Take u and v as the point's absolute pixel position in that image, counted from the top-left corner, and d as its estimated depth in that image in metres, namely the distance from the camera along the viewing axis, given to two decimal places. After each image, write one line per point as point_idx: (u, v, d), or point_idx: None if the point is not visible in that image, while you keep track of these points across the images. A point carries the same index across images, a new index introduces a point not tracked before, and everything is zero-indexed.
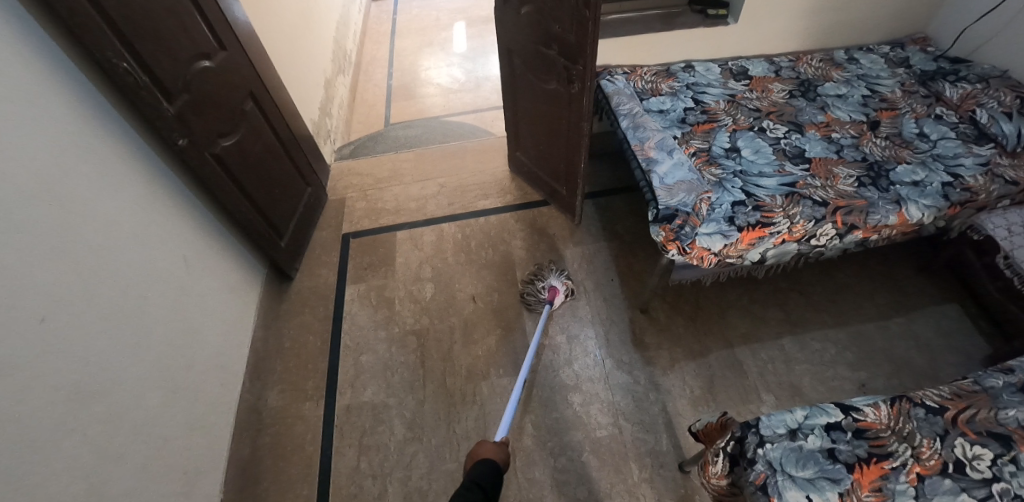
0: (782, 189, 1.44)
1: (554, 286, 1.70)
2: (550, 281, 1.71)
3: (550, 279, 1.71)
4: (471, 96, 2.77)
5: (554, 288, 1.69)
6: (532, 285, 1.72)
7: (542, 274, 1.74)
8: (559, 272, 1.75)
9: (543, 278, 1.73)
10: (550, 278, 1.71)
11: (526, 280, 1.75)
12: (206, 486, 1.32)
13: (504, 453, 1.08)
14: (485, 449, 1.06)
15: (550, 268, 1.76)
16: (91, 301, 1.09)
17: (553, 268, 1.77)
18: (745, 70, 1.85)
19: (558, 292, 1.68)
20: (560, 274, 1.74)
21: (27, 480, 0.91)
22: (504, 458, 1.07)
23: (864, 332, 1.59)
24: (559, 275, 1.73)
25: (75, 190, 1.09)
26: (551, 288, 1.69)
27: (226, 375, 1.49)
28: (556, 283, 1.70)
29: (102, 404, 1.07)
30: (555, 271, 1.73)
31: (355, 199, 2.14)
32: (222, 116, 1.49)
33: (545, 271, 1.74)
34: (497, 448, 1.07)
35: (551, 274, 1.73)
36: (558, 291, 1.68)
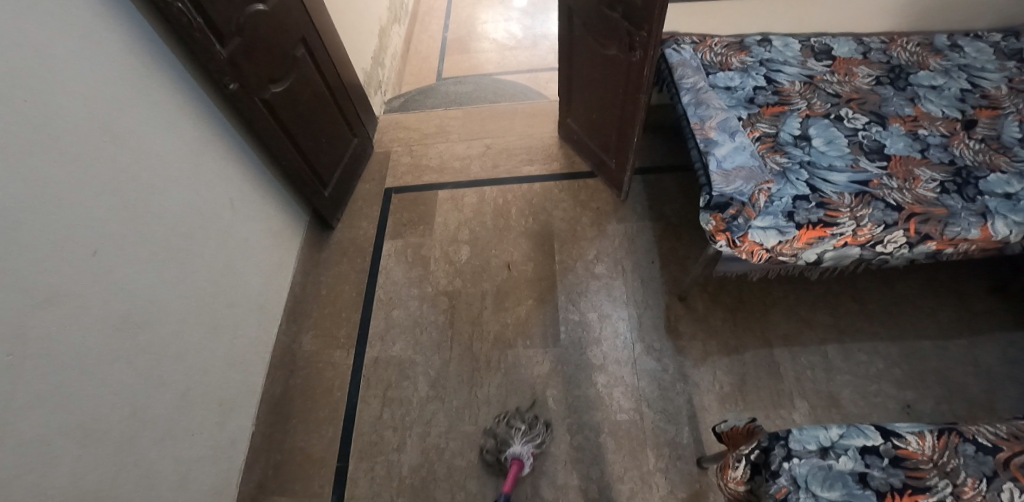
0: (852, 187, 1.32)
1: (516, 456, 1.32)
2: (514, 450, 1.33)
3: (512, 447, 1.33)
4: (527, 55, 2.66)
5: (515, 461, 1.31)
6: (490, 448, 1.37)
7: (506, 437, 1.36)
8: (530, 431, 1.37)
9: (505, 441, 1.35)
10: (512, 446, 1.33)
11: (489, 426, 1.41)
12: (239, 418, 1.41)
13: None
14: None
15: (519, 423, 1.39)
16: (142, 236, 1.14)
17: (524, 429, 1.37)
18: (829, 48, 1.68)
19: (519, 468, 1.31)
20: (528, 440, 1.35)
21: (79, 395, 0.98)
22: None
23: (919, 349, 1.48)
24: (527, 438, 1.35)
25: (128, 127, 1.12)
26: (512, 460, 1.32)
27: (264, 315, 1.55)
28: (519, 452, 1.32)
29: (148, 334, 1.14)
30: (522, 433, 1.35)
31: (400, 153, 2.13)
32: (273, 61, 1.49)
33: (508, 432, 1.36)
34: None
35: (517, 437, 1.35)
36: (518, 466, 1.31)
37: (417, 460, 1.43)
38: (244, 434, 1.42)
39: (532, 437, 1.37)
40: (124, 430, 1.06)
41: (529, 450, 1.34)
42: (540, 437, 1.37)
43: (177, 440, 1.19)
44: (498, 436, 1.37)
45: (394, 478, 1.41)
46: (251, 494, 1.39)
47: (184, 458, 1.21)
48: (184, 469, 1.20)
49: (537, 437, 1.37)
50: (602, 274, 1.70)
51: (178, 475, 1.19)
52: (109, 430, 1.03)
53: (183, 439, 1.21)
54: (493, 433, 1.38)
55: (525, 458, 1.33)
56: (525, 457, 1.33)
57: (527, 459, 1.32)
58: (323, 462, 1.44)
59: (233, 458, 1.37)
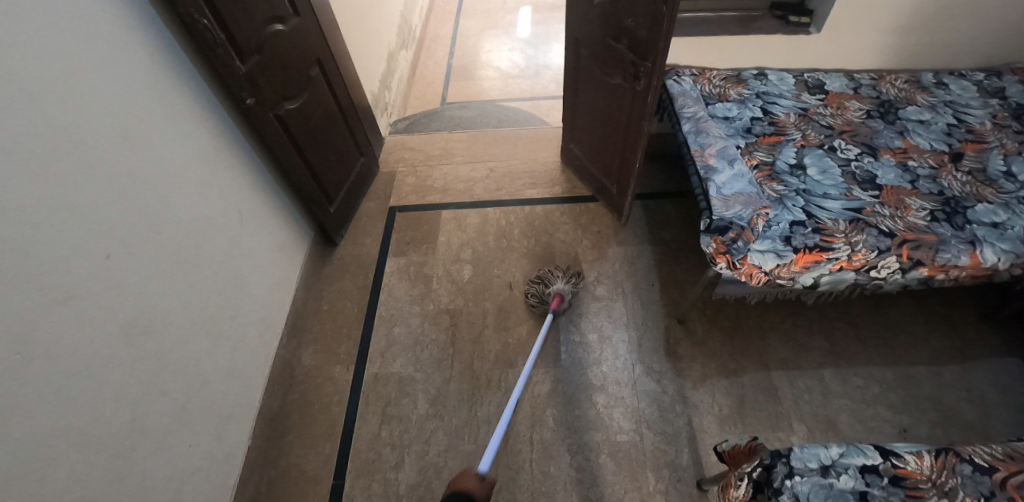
0: (846, 214, 1.37)
1: (558, 292, 1.62)
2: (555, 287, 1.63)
3: (553, 285, 1.63)
4: (529, 83, 2.75)
5: (556, 295, 1.61)
6: (536, 288, 1.66)
7: (547, 280, 1.66)
8: (568, 278, 1.67)
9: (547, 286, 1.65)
10: (554, 284, 1.63)
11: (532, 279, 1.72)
12: (237, 431, 1.39)
13: (488, 487, 0.94)
14: (467, 478, 0.92)
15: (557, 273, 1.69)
16: (153, 244, 1.15)
17: (562, 273, 1.68)
18: (821, 83, 1.75)
19: (561, 299, 1.61)
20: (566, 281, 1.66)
21: (82, 401, 0.98)
22: (487, 494, 0.93)
23: (914, 375, 1.50)
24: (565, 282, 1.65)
25: (148, 138, 1.15)
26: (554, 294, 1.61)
27: (267, 329, 1.56)
28: (559, 289, 1.62)
29: (152, 341, 1.14)
30: (562, 275, 1.65)
31: (405, 174, 2.17)
32: (288, 80, 1.54)
33: (550, 275, 1.67)
34: (479, 481, 0.93)
35: (557, 279, 1.66)
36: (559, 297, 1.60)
37: (415, 478, 1.42)
38: (241, 448, 1.40)
39: (569, 280, 1.67)
40: (122, 439, 1.05)
41: (567, 290, 1.63)
42: (575, 281, 1.67)
43: (175, 450, 1.18)
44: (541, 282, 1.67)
45: (390, 496, 1.39)
46: None
47: (180, 470, 1.19)
48: (180, 481, 1.19)
49: (573, 281, 1.67)
50: (603, 296, 1.72)
51: (174, 487, 1.17)
52: (107, 439, 1.02)
53: (180, 450, 1.19)
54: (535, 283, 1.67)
55: (565, 293, 1.63)
56: (565, 293, 1.62)
57: (566, 293, 1.62)
58: (319, 479, 1.42)
59: (229, 473, 1.35)
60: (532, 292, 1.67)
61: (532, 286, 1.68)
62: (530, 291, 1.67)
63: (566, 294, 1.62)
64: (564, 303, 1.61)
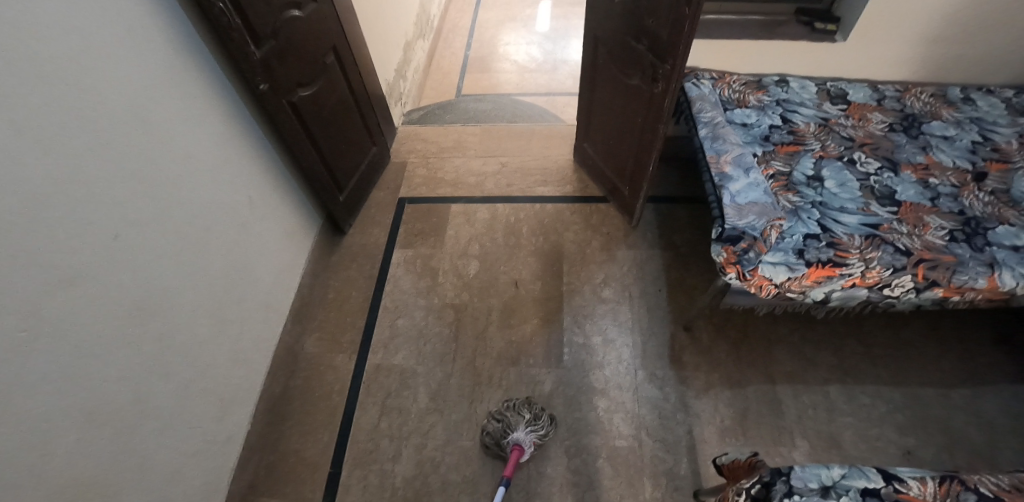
0: (862, 229, 1.34)
1: (517, 442, 1.35)
2: (516, 435, 1.36)
3: (513, 433, 1.36)
4: (546, 78, 2.72)
5: (515, 447, 1.34)
6: (492, 431, 1.39)
7: (508, 421, 1.38)
8: (535, 421, 1.39)
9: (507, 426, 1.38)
10: (514, 431, 1.36)
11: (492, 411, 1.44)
12: (238, 415, 1.40)
13: None
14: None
15: (523, 412, 1.40)
16: (162, 226, 1.16)
17: (527, 418, 1.39)
18: (844, 93, 1.72)
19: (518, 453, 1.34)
20: (531, 428, 1.37)
21: (86, 378, 0.99)
22: None
23: (921, 396, 1.48)
24: (530, 426, 1.37)
25: (162, 119, 1.15)
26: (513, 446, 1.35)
27: (272, 314, 1.56)
28: (519, 439, 1.35)
29: (157, 321, 1.14)
30: (525, 422, 1.37)
31: (417, 165, 2.17)
32: (304, 66, 1.53)
33: (512, 418, 1.38)
34: None
35: (520, 423, 1.38)
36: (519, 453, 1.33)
37: (411, 471, 1.42)
38: (241, 431, 1.41)
39: (535, 425, 1.39)
40: (124, 417, 1.06)
41: (530, 439, 1.36)
42: (543, 427, 1.39)
43: (176, 432, 1.19)
44: (501, 424, 1.39)
45: (386, 489, 1.40)
46: (241, 493, 1.38)
47: (180, 451, 1.20)
48: (179, 462, 1.20)
49: (541, 428, 1.39)
50: (609, 299, 1.71)
51: (173, 468, 1.18)
52: (109, 417, 1.03)
53: (181, 431, 1.20)
54: (495, 420, 1.40)
55: (526, 445, 1.36)
56: (526, 445, 1.35)
57: (526, 448, 1.35)
58: (317, 467, 1.43)
59: (228, 455, 1.36)
60: (489, 431, 1.40)
61: (490, 424, 1.41)
62: (486, 428, 1.41)
63: (525, 450, 1.35)
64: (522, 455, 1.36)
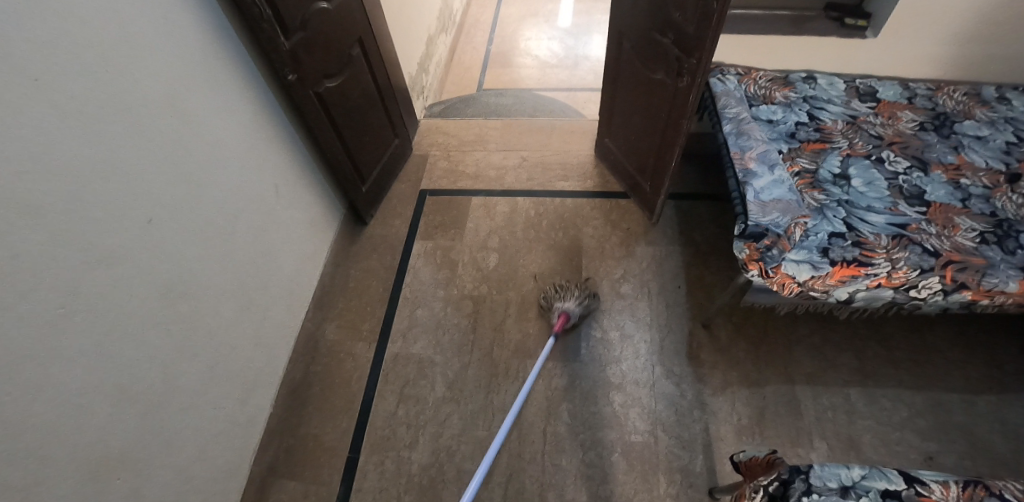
0: (889, 229, 1.32)
1: (565, 310, 1.57)
2: (563, 305, 1.58)
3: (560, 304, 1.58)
4: (568, 74, 2.71)
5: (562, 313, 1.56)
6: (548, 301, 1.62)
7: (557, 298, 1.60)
8: (582, 298, 1.60)
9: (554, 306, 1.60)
10: (564, 301, 1.58)
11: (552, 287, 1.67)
12: (260, 398, 1.43)
13: None
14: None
15: (574, 290, 1.63)
16: (192, 212, 1.19)
17: (577, 293, 1.61)
18: (873, 90, 1.68)
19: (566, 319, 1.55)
20: (576, 300, 1.59)
21: (119, 357, 1.02)
22: None
23: (945, 402, 1.44)
24: (577, 301, 1.59)
25: (194, 108, 1.18)
26: (561, 313, 1.56)
27: (295, 301, 1.60)
28: (568, 308, 1.57)
29: (186, 304, 1.17)
30: (575, 295, 1.59)
31: (437, 158, 2.18)
32: (330, 58, 1.55)
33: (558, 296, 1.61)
34: None
35: (567, 297, 1.60)
36: (565, 317, 1.54)
37: (427, 458, 1.44)
38: (263, 415, 1.44)
39: (581, 300, 1.60)
40: (154, 396, 1.10)
41: (575, 312, 1.57)
42: (588, 303, 1.60)
43: (201, 411, 1.22)
44: (557, 295, 1.62)
45: (402, 474, 1.42)
46: (261, 475, 1.41)
47: (205, 431, 1.23)
48: (204, 441, 1.23)
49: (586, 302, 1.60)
50: (628, 294, 1.71)
51: (198, 446, 1.21)
52: (139, 395, 1.06)
53: (206, 411, 1.24)
54: (548, 297, 1.62)
55: (572, 313, 1.57)
56: (572, 313, 1.57)
57: (571, 316, 1.56)
58: (335, 451, 1.46)
59: (250, 437, 1.39)
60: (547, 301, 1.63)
61: (547, 294, 1.64)
62: (544, 297, 1.64)
63: (570, 317, 1.56)
64: (569, 323, 1.56)
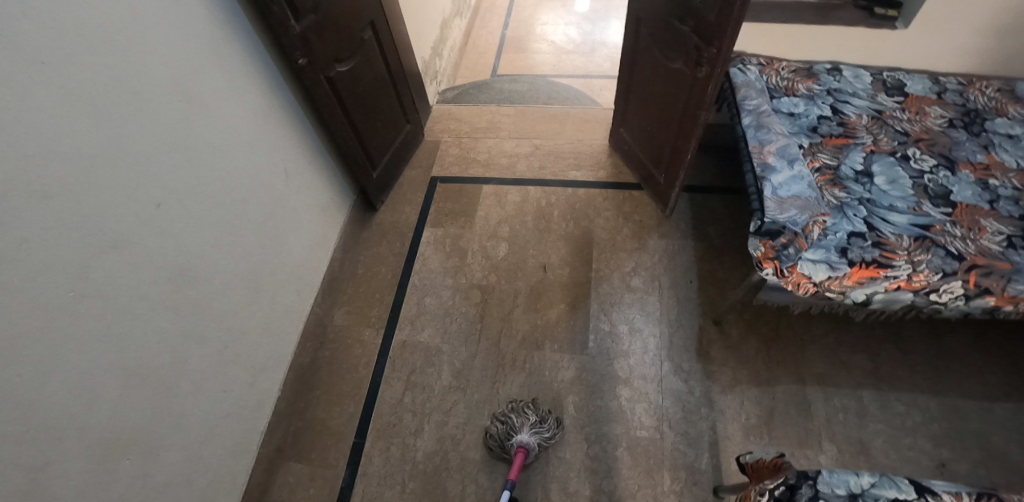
0: (912, 230, 1.28)
1: (522, 445, 1.33)
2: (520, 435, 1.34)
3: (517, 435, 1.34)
4: (583, 60, 2.66)
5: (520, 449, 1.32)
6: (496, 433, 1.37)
7: (513, 421, 1.36)
8: (539, 424, 1.36)
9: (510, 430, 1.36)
10: (517, 434, 1.34)
11: (502, 410, 1.42)
12: (269, 381, 1.45)
13: None
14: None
15: (525, 415, 1.38)
16: (201, 197, 1.18)
17: (532, 418, 1.37)
18: (901, 84, 1.62)
19: (524, 455, 1.32)
20: (535, 429, 1.35)
21: (129, 339, 1.03)
22: None
23: (961, 408, 1.41)
24: (535, 428, 1.35)
25: (203, 91, 1.17)
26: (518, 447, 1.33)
27: (305, 286, 1.60)
28: (524, 441, 1.33)
29: (196, 288, 1.18)
30: (528, 423, 1.35)
31: (449, 144, 2.16)
32: (341, 40, 1.53)
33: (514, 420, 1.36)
34: None
35: (523, 425, 1.35)
36: (523, 454, 1.31)
37: (432, 446, 1.45)
38: (271, 398, 1.46)
39: (540, 425, 1.37)
40: (163, 378, 1.11)
41: (535, 442, 1.34)
42: (547, 429, 1.36)
43: (210, 393, 1.24)
44: (505, 426, 1.37)
45: (407, 461, 1.43)
46: (269, 457, 1.43)
47: (214, 413, 1.25)
48: (212, 423, 1.25)
49: (543, 428, 1.37)
50: (638, 288, 1.68)
51: (206, 428, 1.23)
52: (149, 376, 1.07)
53: (215, 393, 1.25)
54: (495, 428, 1.38)
55: (530, 447, 1.34)
56: (531, 446, 1.33)
57: (531, 449, 1.33)
58: (341, 436, 1.47)
59: (258, 419, 1.41)
60: (494, 434, 1.38)
61: (495, 426, 1.39)
62: (492, 429, 1.39)
63: (530, 451, 1.33)
64: (529, 457, 1.34)
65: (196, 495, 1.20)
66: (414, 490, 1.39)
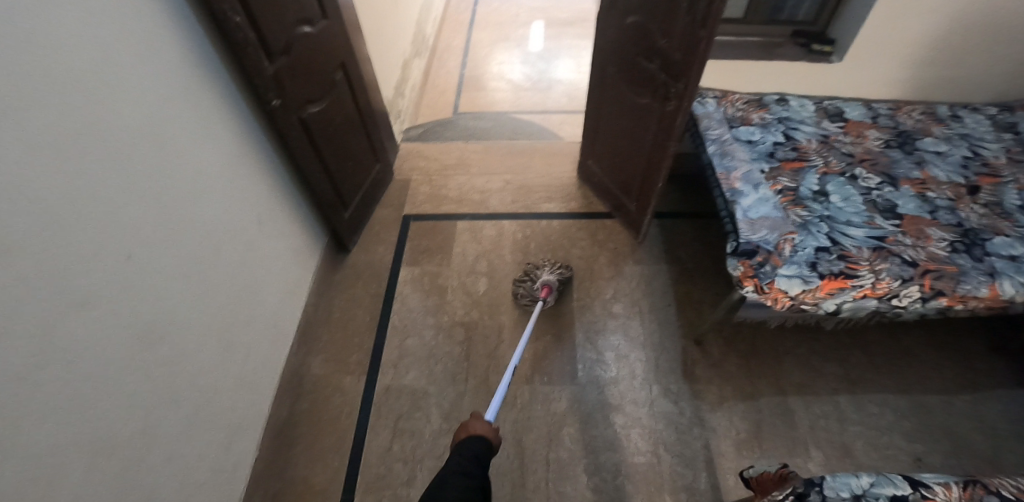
0: (870, 242, 1.38)
1: (546, 282, 1.68)
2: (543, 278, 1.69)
3: (540, 277, 1.69)
4: (541, 97, 2.76)
5: (545, 285, 1.67)
6: (525, 286, 1.69)
7: (535, 274, 1.71)
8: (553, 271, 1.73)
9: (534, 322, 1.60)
10: (540, 276, 1.69)
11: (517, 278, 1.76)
12: (245, 442, 1.34)
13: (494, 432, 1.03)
14: (477, 424, 1.01)
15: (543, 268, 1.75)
16: (173, 246, 1.11)
17: (548, 267, 1.74)
18: (840, 111, 1.78)
19: (549, 289, 1.66)
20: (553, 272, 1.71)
21: (97, 409, 0.93)
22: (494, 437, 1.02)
23: (927, 403, 1.51)
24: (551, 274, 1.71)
25: (176, 136, 1.12)
26: (543, 285, 1.67)
27: (279, 337, 1.52)
28: (547, 281, 1.68)
29: (167, 347, 1.09)
30: (547, 268, 1.71)
31: (419, 182, 2.15)
32: (313, 83, 1.52)
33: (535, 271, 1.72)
34: (486, 425, 1.02)
35: (544, 272, 1.71)
36: (549, 287, 1.66)
37: None
38: (248, 460, 1.35)
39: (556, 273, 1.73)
40: (133, 449, 1.00)
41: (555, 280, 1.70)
42: (562, 274, 1.73)
43: (185, 461, 1.13)
44: (528, 281, 1.71)
45: None
46: None
47: (189, 482, 1.14)
48: (187, 494, 1.13)
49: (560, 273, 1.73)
50: (620, 314, 1.71)
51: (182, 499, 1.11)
52: (117, 449, 0.96)
53: (190, 460, 1.14)
54: (521, 286, 1.70)
55: (553, 284, 1.68)
56: (553, 283, 1.68)
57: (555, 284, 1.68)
58: (327, 494, 1.38)
59: (235, 486, 1.29)
60: (521, 286, 1.70)
61: (519, 283, 1.72)
62: (518, 287, 1.71)
63: (554, 285, 1.68)
64: (553, 294, 1.67)
65: None
66: None
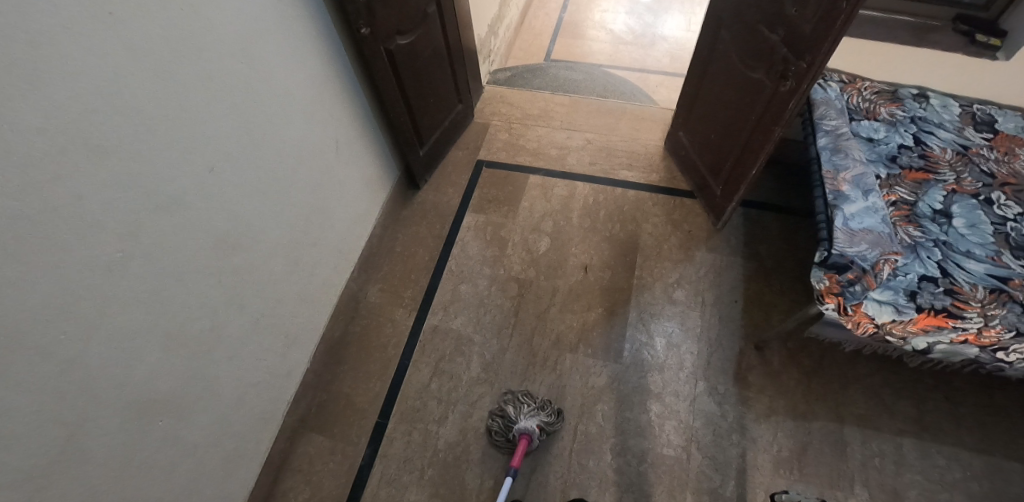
0: (988, 281, 1.20)
1: (523, 430, 1.34)
2: (520, 423, 1.35)
3: (517, 424, 1.35)
4: (642, 53, 2.56)
5: (522, 436, 1.33)
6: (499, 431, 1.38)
7: (510, 414, 1.38)
8: (536, 410, 1.39)
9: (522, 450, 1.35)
10: (516, 422, 1.35)
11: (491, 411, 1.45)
12: (300, 352, 1.44)
13: None
14: None
15: (522, 403, 1.41)
16: (253, 163, 1.16)
17: (530, 403, 1.40)
18: (991, 120, 1.51)
19: (527, 441, 1.33)
20: (532, 413, 1.38)
21: (173, 304, 1.01)
22: None
23: (1006, 468, 1.35)
24: (534, 414, 1.38)
25: (265, 54, 1.14)
26: (520, 434, 1.34)
27: (343, 261, 1.59)
28: (526, 427, 1.34)
29: (239, 256, 1.16)
30: (526, 410, 1.38)
31: (499, 128, 2.10)
32: (405, 12, 1.48)
33: (510, 412, 1.38)
34: None
35: (521, 413, 1.38)
36: (526, 440, 1.32)
37: (455, 436, 1.43)
38: (301, 369, 1.45)
39: (537, 412, 1.39)
40: (201, 342, 1.09)
41: (536, 425, 1.36)
42: (547, 416, 1.38)
43: (245, 361, 1.23)
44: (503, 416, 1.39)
45: (428, 449, 1.41)
46: (293, 425, 1.43)
47: (245, 380, 1.24)
48: (243, 390, 1.24)
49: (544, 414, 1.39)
50: (680, 301, 1.63)
51: (238, 394, 1.22)
52: (187, 341, 1.06)
53: (249, 361, 1.25)
54: (498, 416, 1.40)
55: (532, 432, 1.34)
56: (533, 431, 1.34)
57: (535, 433, 1.34)
58: (364, 415, 1.47)
59: (286, 389, 1.40)
60: (493, 428, 1.39)
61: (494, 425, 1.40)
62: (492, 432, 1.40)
63: (535, 434, 1.34)
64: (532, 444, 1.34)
65: (222, 459, 1.21)
66: (432, 478, 1.37)
